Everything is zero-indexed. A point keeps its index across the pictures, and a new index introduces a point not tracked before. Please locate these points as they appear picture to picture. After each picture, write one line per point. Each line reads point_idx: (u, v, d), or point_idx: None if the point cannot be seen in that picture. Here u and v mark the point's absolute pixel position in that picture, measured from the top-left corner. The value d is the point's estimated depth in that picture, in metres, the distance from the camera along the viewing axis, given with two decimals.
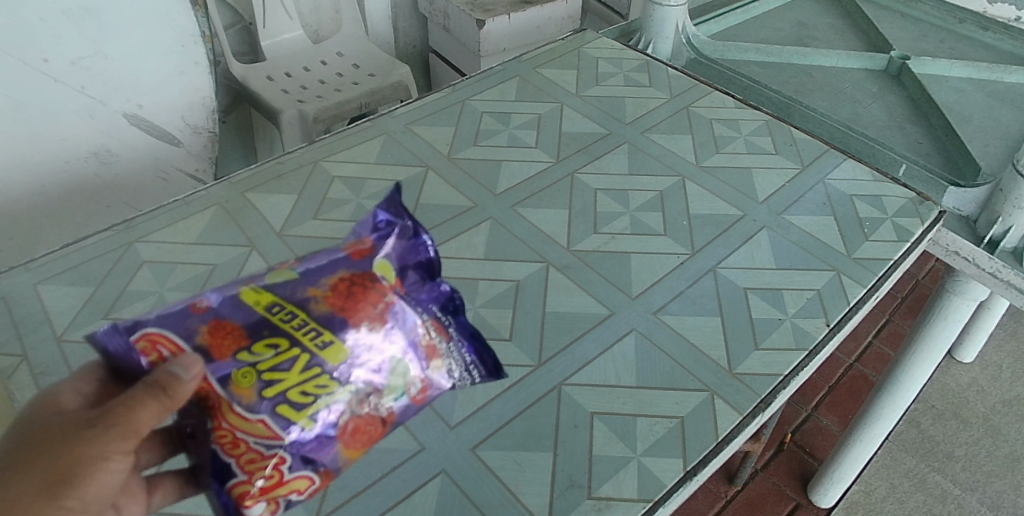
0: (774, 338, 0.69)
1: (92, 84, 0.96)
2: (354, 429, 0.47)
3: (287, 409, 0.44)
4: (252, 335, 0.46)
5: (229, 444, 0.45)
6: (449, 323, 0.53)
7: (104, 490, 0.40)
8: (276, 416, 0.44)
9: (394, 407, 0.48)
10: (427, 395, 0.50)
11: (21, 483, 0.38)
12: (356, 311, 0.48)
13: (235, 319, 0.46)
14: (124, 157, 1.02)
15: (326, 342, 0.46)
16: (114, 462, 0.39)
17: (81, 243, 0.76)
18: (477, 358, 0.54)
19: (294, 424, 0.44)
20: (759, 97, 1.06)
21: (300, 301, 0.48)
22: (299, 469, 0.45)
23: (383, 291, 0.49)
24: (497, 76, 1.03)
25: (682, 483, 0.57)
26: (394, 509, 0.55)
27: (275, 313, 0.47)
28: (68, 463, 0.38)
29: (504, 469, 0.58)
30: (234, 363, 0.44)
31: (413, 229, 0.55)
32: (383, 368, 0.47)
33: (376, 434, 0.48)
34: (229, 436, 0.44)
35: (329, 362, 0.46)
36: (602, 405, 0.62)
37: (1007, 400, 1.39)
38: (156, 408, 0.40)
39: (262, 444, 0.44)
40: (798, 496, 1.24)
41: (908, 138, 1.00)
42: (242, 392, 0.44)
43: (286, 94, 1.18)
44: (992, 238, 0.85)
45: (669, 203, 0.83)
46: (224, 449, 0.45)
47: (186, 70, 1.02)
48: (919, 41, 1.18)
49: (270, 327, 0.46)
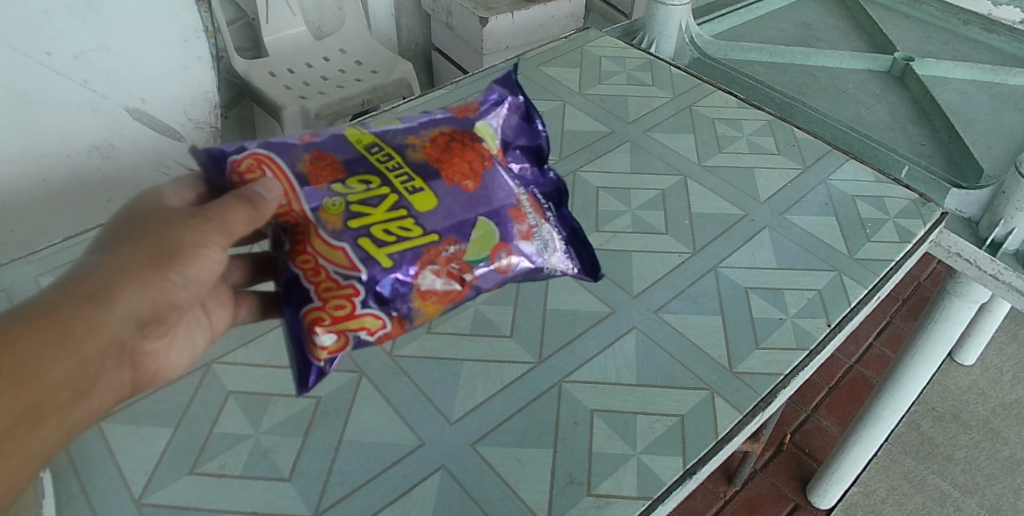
0: (775, 338, 0.68)
1: (95, 78, 0.95)
2: (423, 283, 0.55)
3: (366, 243, 0.53)
4: (351, 171, 0.56)
5: (312, 270, 0.54)
6: (551, 209, 0.62)
7: (199, 279, 0.47)
8: (354, 246, 0.53)
9: (466, 270, 0.56)
10: (510, 268, 0.58)
11: (129, 256, 0.44)
12: (445, 164, 0.58)
13: (341, 154, 0.57)
14: (126, 151, 1.02)
15: (416, 189, 0.56)
16: (210, 255, 0.47)
17: (82, 235, 0.76)
18: (569, 249, 0.61)
19: (372, 255, 0.53)
20: (762, 97, 1.05)
21: (400, 147, 0.59)
22: (370, 304, 0.53)
23: (482, 157, 0.59)
24: (500, 73, 1.03)
25: (682, 481, 0.57)
26: (394, 504, 0.55)
27: (378, 156, 0.58)
28: (172, 245, 0.45)
29: (504, 465, 0.58)
30: (327, 192, 0.54)
31: (524, 107, 0.65)
32: (461, 229, 0.56)
33: (447, 294, 0.56)
34: (313, 260, 0.54)
35: (415, 206, 0.55)
36: (603, 403, 0.62)
37: (1007, 403, 1.39)
38: (247, 213, 0.49)
39: (339, 272, 0.53)
40: (797, 497, 1.24)
41: (911, 140, 1.00)
42: (330, 217, 0.53)
43: (288, 90, 1.18)
44: (994, 240, 0.85)
45: (671, 202, 0.83)
46: (308, 271, 0.54)
47: (188, 64, 1.02)
48: (924, 43, 1.18)
49: (370, 165, 0.57)
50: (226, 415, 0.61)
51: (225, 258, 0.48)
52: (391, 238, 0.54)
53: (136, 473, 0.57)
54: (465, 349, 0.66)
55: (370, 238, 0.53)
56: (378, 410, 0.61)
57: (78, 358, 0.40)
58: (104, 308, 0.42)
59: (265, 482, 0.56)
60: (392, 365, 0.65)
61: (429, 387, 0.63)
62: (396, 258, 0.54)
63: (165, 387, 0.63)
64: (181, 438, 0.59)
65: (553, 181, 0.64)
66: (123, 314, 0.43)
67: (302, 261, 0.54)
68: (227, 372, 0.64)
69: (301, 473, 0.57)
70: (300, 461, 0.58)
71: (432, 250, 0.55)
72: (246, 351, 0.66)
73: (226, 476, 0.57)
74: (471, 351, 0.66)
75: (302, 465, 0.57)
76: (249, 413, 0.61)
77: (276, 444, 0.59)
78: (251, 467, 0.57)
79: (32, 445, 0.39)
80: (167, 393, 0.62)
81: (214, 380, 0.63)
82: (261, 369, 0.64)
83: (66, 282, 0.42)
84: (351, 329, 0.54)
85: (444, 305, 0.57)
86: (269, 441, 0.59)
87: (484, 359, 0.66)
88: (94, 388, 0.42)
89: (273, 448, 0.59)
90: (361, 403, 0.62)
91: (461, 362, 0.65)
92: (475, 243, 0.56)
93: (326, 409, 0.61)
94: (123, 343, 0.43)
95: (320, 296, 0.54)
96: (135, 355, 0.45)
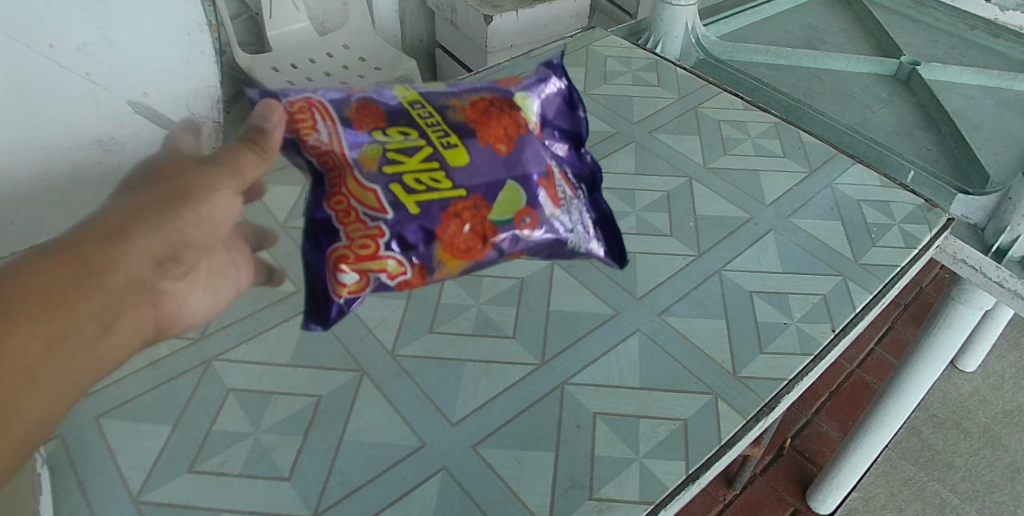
0: (779, 342, 0.68)
1: (97, 71, 0.95)
2: (445, 234, 0.59)
3: (396, 186, 0.58)
4: (392, 123, 0.62)
5: (344, 203, 0.58)
6: (584, 193, 0.66)
7: (211, 217, 0.55)
8: (384, 186, 0.58)
9: (485, 227, 0.59)
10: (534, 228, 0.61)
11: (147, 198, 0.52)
12: (481, 121, 0.62)
13: (382, 104, 0.62)
14: (127, 144, 1.01)
15: (451, 144, 0.61)
16: (222, 194, 0.55)
17: None
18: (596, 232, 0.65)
19: (401, 201, 0.58)
20: (768, 100, 1.05)
21: (441, 108, 0.63)
22: (392, 246, 0.58)
23: (518, 123, 0.63)
24: (505, 72, 1.02)
25: (684, 486, 0.57)
26: (394, 505, 0.55)
27: (418, 112, 0.63)
28: (186, 186, 0.54)
29: (505, 467, 0.57)
30: (367, 138, 0.60)
31: (568, 90, 0.68)
32: (490, 185, 0.60)
33: (467, 251, 0.59)
34: (341, 200, 0.58)
35: (449, 160, 0.60)
36: (605, 405, 0.62)
37: (1008, 411, 1.39)
38: (257, 158, 0.57)
39: (368, 207, 0.58)
40: (797, 502, 1.24)
41: (917, 144, 0.99)
42: (367, 161, 0.59)
43: (291, 86, 1.18)
44: (1000, 247, 0.84)
45: (675, 204, 0.83)
46: (332, 216, 0.58)
47: (191, 58, 1.02)
48: (930, 47, 1.18)
49: (409, 119, 0.62)
50: (225, 412, 0.60)
51: (238, 201, 0.57)
52: (421, 185, 0.59)
53: (134, 471, 0.56)
54: (467, 349, 0.66)
55: (403, 182, 0.59)
56: (379, 409, 0.61)
57: (102, 292, 0.48)
58: (124, 243, 0.50)
59: (264, 481, 0.56)
60: (393, 365, 0.64)
61: (431, 387, 0.63)
62: (421, 208, 0.58)
63: (165, 383, 0.62)
64: (180, 435, 0.58)
65: (589, 164, 0.69)
66: (142, 248, 0.50)
67: (335, 194, 0.59)
68: (227, 369, 0.63)
69: (301, 473, 0.56)
70: (300, 460, 0.57)
71: (457, 204, 0.59)
72: (246, 348, 0.65)
73: (225, 475, 0.56)
74: (473, 351, 0.66)
75: (301, 464, 0.57)
76: (249, 410, 0.60)
77: (276, 442, 0.58)
78: (250, 466, 0.57)
79: (64, 369, 0.45)
80: (166, 388, 0.62)
81: (214, 377, 0.63)
82: (262, 366, 0.64)
83: (92, 218, 0.50)
84: (369, 268, 0.58)
85: (466, 261, 0.60)
86: (268, 439, 0.58)
87: (486, 359, 0.65)
88: (118, 321, 0.49)
89: (272, 447, 0.58)
90: (362, 402, 0.61)
91: (463, 362, 0.65)
92: (500, 202, 0.60)
93: (326, 407, 0.61)
94: (144, 280, 0.51)
95: (346, 232, 0.58)
96: (156, 294, 0.52)
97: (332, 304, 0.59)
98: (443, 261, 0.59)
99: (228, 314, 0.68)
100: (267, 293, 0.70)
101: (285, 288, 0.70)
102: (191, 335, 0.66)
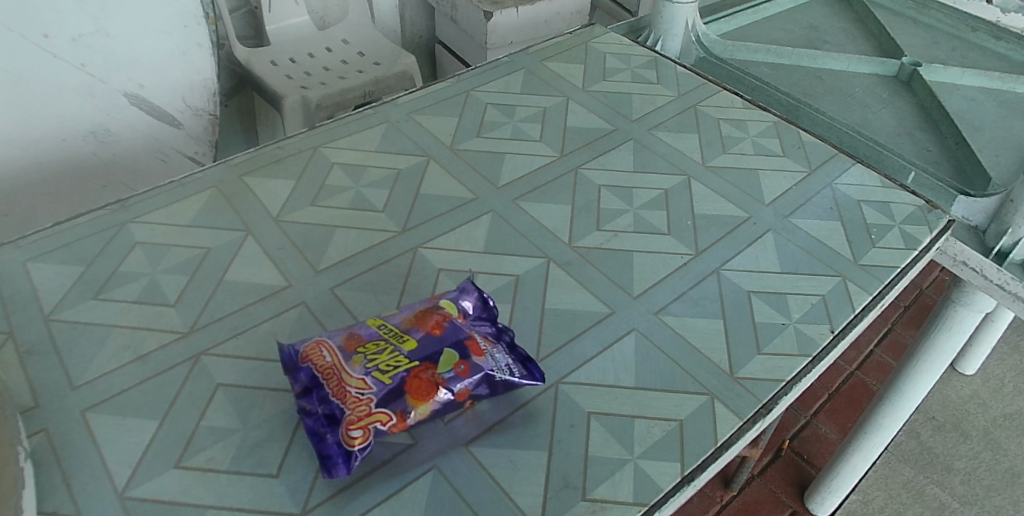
0: (777, 343, 0.67)
1: (92, 62, 0.94)
2: (414, 379, 0.56)
3: (359, 348, 0.58)
4: None
5: (317, 362, 0.58)
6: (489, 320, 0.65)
7: None
8: (351, 356, 0.57)
9: (448, 377, 0.57)
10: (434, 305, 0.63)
11: None
12: None
13: None
14: (123, 136, 1.00)
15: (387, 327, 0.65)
16: None
17: (73, 221, 0.74)
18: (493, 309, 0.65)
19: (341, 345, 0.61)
20: (767, 99, 1.04)
21: None
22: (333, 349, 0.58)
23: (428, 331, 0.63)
24: (503, 67, 1.01)
25: (680, 487, 0.56)
26: (384, 504, 0.54)
27: None
28: None
29: (498, 466, 0.56)
30: None
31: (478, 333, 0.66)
32: (430, 304, 0.63)
33: (437, 396, 0.56)
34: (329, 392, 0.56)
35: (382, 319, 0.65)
36: (600, 405, 0.61)
37: (1007, 415, 1.38)
38: None
39: (335, 357, 0.57)
40: (795, 504, 1.23)
41: (918, 146, 0.98)
42: None
43: (289, 80, 1.17)
44: (1001, 250, 0.84)
45: (674, 202, 0.82)
46: (327, 394, 0.56)
47: (188, 50, 1.00)
48: (932, 48, 1.17)
49: None
50: (214, 408, 0.59)
51: None
52: (378, 326, 0.61)
53: (120, 466, 0.55)
54: None
55: (363, 330, 0.60)
56: None
57: None
58: None
59: (252, 478, 0.55)
60: None
61: None
62: (395, 379, 0.55)
63: (153, 377, 0.61)
64: (168, 430, 0.57)
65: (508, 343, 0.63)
66: None
67: (309, 360, 0.58)
68: (217, 364, 0.62)
69: (289, 470, 0.55)
70: (289, 457, 0.56)
71: (418, 370, 0.56)
72: (236, 343, 0.64)
73: (212, 472, 0.55)
74: None
75: (290, 461, 0.56)
76: (238, 406, 0.59)
77: (265, 438, 0.57)
78: (239, 462, 0.56)
79: None
80: (155, 383, 0.61)
81: (203, 372, 0.62)
82: (252, 362, 0.63)
83: None
84: (371, 420, 0.54)
85: (437, 402, 0.56)
86: (257, 435, 0.57)
87: None
88: None
89: (261, 443, 0.57)
90: None
91: None
92: (445, 308, 0.62)
93: None
94: None
95: (334, 397, 0.55)
96: None
97: (349, 456, 0.53)
98: (419, 408, 0.56)
99: (219, 309, 0.67)
100: (259, 288, 0.69)
101: (277, 283, 0.69)
102: (180, 329, 0.65)
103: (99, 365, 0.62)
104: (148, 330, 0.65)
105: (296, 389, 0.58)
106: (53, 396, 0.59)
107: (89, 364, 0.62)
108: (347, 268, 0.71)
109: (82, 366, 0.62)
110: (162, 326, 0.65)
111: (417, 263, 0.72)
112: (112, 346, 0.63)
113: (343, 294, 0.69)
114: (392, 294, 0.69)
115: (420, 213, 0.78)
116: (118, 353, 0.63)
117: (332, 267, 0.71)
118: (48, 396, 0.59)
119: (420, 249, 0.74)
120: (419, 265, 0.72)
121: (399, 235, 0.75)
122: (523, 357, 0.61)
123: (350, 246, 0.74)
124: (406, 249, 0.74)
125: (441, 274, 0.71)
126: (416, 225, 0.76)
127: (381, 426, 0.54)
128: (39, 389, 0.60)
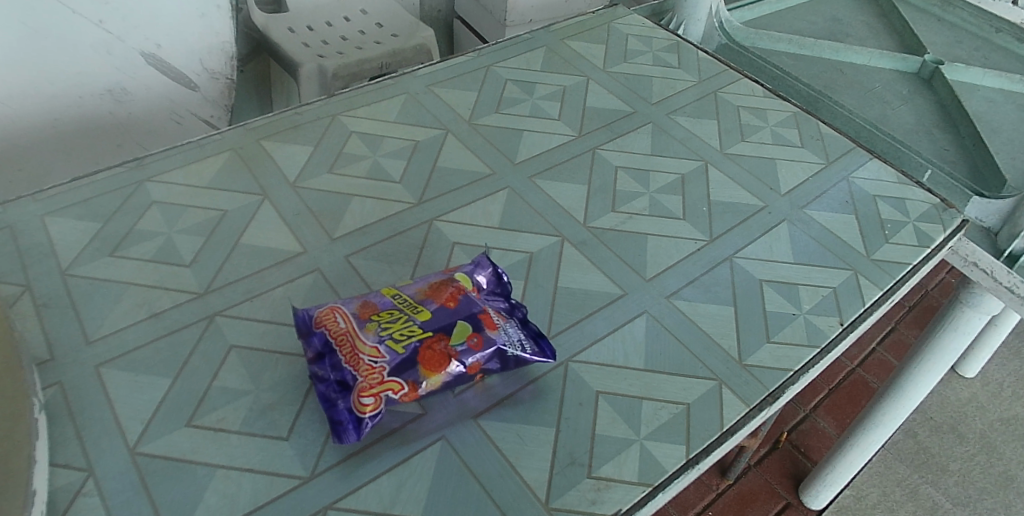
0: (786, 332, 0.67)
1: (111, 19, 0.92)
2: (426, 350, 0.56)
3: (373, 316, 0.58)
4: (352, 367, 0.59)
5: (328, 325, 0.58)
6: (507, 299, 0.64)
7: None
8: (365, 324, 0.57)
9: (460, 350, 0.57)
10: (451, 281, 0.62)
11: None
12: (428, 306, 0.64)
13: None
14: (139, 96, 0.99)
15: None
16: None
17: (91, 178, 0.74)
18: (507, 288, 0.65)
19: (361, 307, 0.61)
20: (787, 88, 1.03)
21: None
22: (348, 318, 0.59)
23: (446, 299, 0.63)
24: (523, 44, 1.00)
25: (684, 470, 0.57)
26: (392, 472, 0.54)
27: None
28: None
29: (505, 440, 0.57)
30: None
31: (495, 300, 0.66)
32: (445, 277, 0.63)
33: (449, 368, 0.57)
34: (341, 358, 0.56)
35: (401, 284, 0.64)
36: (608, 385, 0.61)
37: (1005, 419, 1.39)
38: None
39: (351, 323, 0.58)
40: (789, 496, 1.24)
41: (935, 144, 0.98)
42: None
43: (306, 47, 1.16)
44: (1012, 252, 0.82)
45: (690, 188, 0.82)
46: (337, 361, 0.56)
47: (207, 12, 0.98)
48: (954, 47, 1.16)
49: None
50: (227, 369, 0.60)
51: None
52: (392, 296, 0.61)
53: (132, 422, 0.56)
54: None
55: (377, 299, 0.60)
56: None
57: None
58: None
59: (262, 440, 0.55)
60: None
61: None
62: (407, 349, 0.56)
63: (166, 335, 0.62)
64: (180, 390, 0.58)
65: (524, 323, 0.62)
66: None
67: (319, 323, 0.59)
68: (230, 326, 0.63)
69: (299, 434, 0.56)
70: (299, 421, 0.56)
71: (432, 342, 0.57)
72: (250, 306, 0.64)
73: (223, 432, 0.56)
74: None
75: (300, 425, 0.56)
76: (250, 368, 0.60)
77: (277, 401, 0.58)
78: (249, 424, 0.56)
79: None
80: (168, 341, 0.61)
81: (217, 333, 0.62)
82: (265, 325, 0.63)
83: None
84: (383, 388, 0.54)
85: (449, 374, 0.57)
86: (268, 398, 0.58)
87: None
88: None
89: (273, 406, 0.57)
90: None
91: None
92: (460, 280, 0.62)
93: None
94: None
95: (348, 365, 0.55)
96: None
97: (359, 423, 0.54)
98: (431, 378, 0.56)
99: (234, 272, 0.67)
100: (273, 252, 0.69)
101: (291, 249, 0.70)
102: (196, 289, 0.65)
103: (113, 322, 0.62)
104: (163, 289, 0.65)
105: (308, 354, 0.58)
106: (67, 350, 0.60)
107: (103, 320, 0.62)
108: (362, 236, 0.72)
109: (97, 322, 0.62)
110: (178, 286, 0.65)
111: (432, 236, 0.72)
112: (126, 303, 0.64)
113: (357, 263, 0.69)
114: (406, 265, 0.69)
115: (436, 186, 0.78)
116: (132, 310, 0.63)
117: (347, 235, 0.72)
118: (63, 351, 0.60)
119: (436, 222, 0.74)
120: (434, 237, 0.72)
121: (415, 207, 0.75)
122: (535, 333, 0.62)
123: (366, 216, 0.74)
124: (421, 220, 0.74)
125: (455, 247, 0.71)
126: (432, 198, 0.76)
127: (392, 394, 0.55)
128: (54, 343, 0.60)
